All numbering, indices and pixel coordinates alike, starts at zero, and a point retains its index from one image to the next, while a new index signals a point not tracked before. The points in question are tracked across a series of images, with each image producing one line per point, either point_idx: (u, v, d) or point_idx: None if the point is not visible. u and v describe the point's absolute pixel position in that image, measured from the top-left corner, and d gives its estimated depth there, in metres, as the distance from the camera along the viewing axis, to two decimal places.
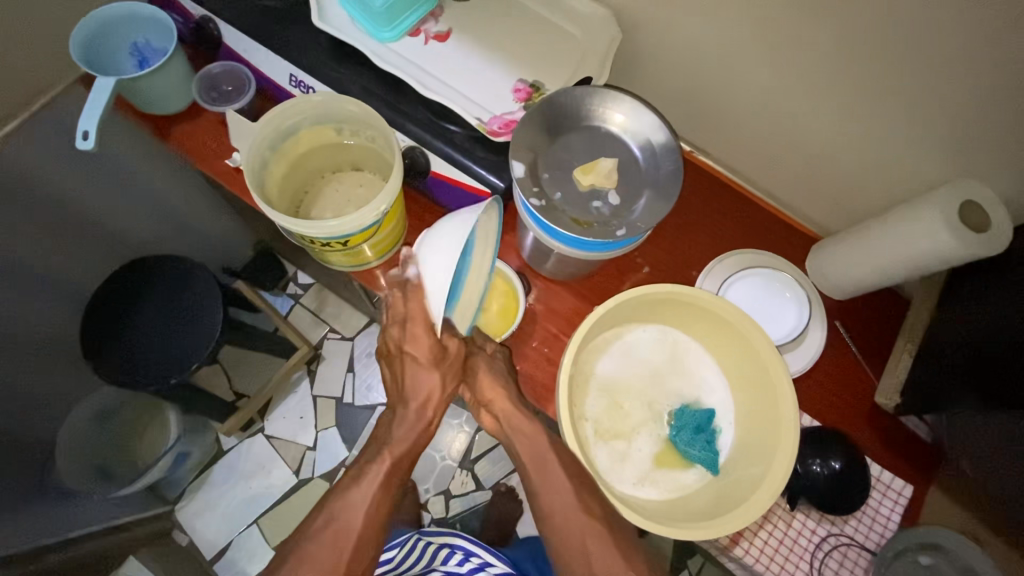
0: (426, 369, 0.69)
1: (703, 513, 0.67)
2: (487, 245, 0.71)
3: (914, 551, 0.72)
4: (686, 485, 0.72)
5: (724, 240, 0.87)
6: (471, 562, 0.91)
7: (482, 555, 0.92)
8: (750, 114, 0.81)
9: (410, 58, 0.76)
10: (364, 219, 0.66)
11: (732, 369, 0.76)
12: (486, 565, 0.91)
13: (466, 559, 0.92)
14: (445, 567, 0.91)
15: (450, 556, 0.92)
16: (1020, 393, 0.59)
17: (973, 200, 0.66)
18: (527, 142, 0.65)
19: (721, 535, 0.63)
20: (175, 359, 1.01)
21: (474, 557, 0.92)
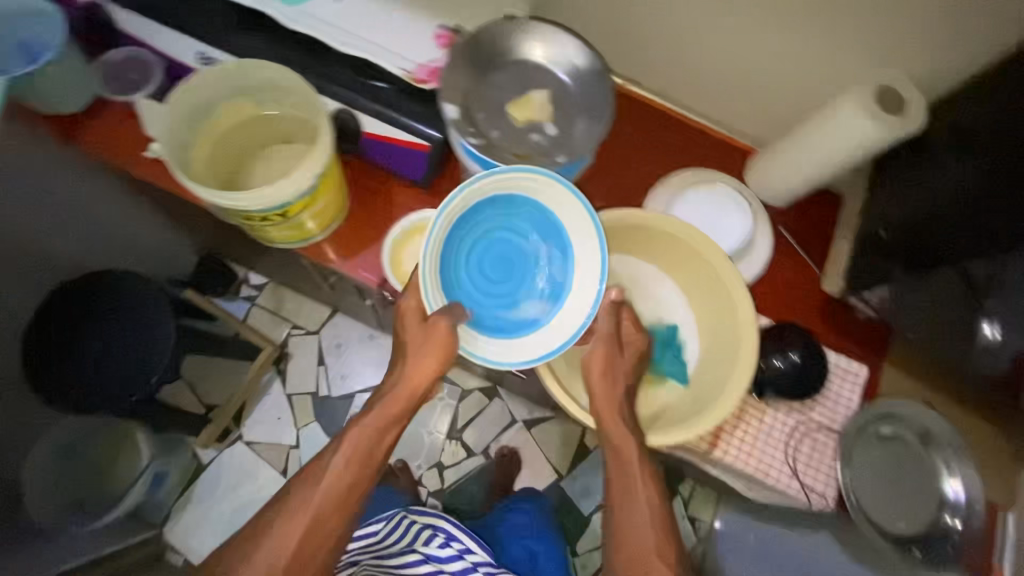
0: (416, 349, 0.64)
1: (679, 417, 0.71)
2: (585, 232, 0.64)
3: (876, 424, 0.78)
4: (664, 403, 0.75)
5: (666, 165, 0.89)
6: (454, 546, 0.89)
7: (464, 542, 0.89)
8: (673, 35, 0.82)
9: (319, 17, 0.73)
10: (299, 184, 0.64)
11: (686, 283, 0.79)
12: (466, 553, 0.89)
13: (448, 543, 0.89)
14: (426, 549, 0.87)
15: (432, 538, 0.89)
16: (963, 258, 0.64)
17: (889, 85, 0.69)
18: (457, 84, 0.64)
19: (691, 436, 0.67)
20: (131, 375, 0.97)
21: (456, 543, 0.89)
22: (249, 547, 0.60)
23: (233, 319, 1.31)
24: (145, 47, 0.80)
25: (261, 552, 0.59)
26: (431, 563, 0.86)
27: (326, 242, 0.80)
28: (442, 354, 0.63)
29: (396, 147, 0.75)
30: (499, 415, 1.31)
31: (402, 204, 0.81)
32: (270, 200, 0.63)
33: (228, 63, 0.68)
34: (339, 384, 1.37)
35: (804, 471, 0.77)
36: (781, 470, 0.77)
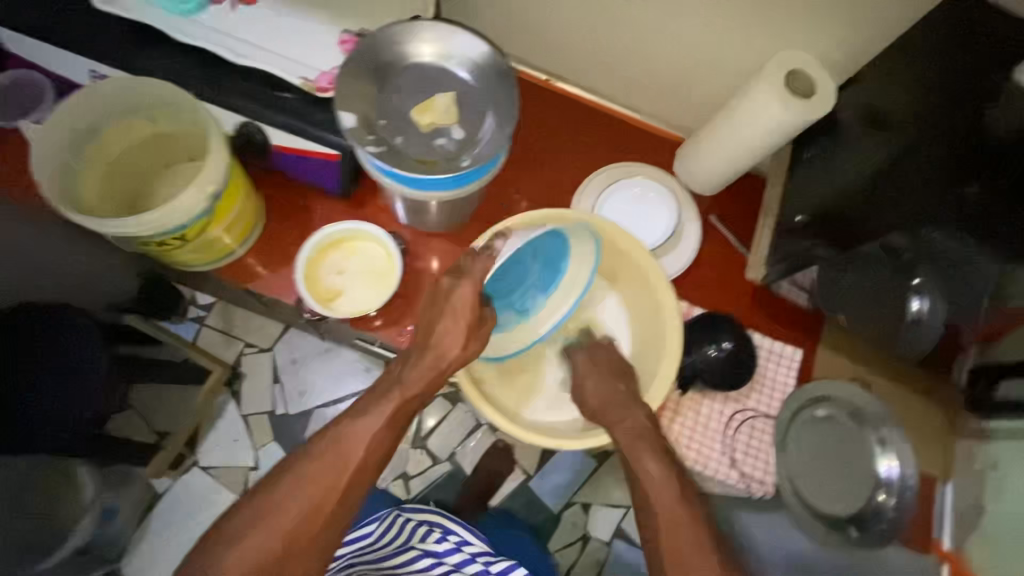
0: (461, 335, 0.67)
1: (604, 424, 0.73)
2: (556, 304, 0.69)
3: (809, 407, 0.79)
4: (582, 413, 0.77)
5: (594, 161, 0.89)
6: (449, 542, 0.88)
7: (461, 534, 0.88)
8: (591, 28, 0.80)
9: (215, 28, 0.69)
10: (191, 206, 0.61)
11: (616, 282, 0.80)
12: (462, 545, 0.87)
13: (443, 538, 0.88)
14: (423, 545, 0.87)
15: (428, 533, 0.88)
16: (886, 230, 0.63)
17: (797, 68, 0.68)
18: (353, 91, 0.62)
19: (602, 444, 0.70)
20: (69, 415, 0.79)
21: (452, 535, 0.88)
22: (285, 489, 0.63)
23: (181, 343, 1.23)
24: (37, 69, 0.75)
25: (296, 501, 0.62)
26: (430, 557, 0.87)
27: (250, 255, 0.79)
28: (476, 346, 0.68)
29: (309, 158, 0.73)
30: None
31: (321, 215, 0.80)
32: (161, 223, 0.60)
33: (110, 81, 0.65)
34: (297, 400, 1.33)
35: (742, 460, 0.77)
36: (720, 460, 0.77)
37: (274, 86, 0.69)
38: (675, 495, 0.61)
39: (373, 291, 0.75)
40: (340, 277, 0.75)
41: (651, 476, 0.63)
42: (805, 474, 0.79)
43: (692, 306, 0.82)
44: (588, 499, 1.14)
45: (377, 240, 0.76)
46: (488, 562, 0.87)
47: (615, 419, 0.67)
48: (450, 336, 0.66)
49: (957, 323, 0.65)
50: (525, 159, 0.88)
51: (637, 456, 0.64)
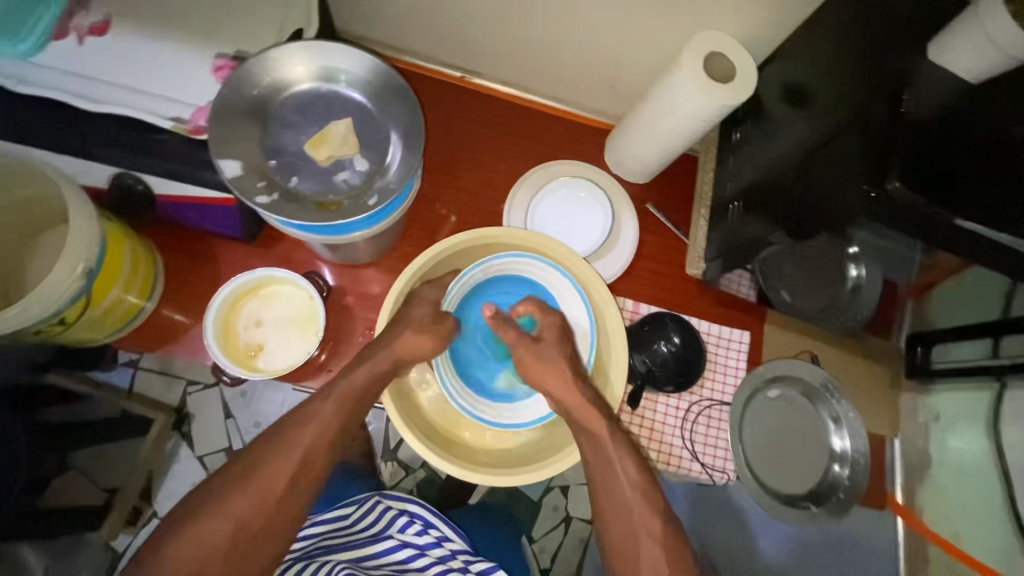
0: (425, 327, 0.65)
1: (541, 454, 0.70)
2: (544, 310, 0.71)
3: (764, 387, 0.80)
4: (520, 438, 0.73)
5: (520, 161, 0.84)
6: (431, 535, 0.76)
7: (442, 528, 0.76)
8: (501, 22, 0.73)
9: (61, 69, 0.58)
10: (65, 290, 0.54)
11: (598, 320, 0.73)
12: (445, 541, 0.75)
13: (425, 531, 0.76)
14: (403, 536, 0.75)
15: (407, 525, 0.76)
16: (813, 216, 0.57)
17: (717, 49, 0.64)
18: (233, 133, 0.55)
19: (513, 482, 0.66)
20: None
21: (434, 529, 0.76)
22: (237, 489, 0.55)
23: (118, 398, 0.98)
24: None
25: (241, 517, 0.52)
26: (411, 549, 0.75)
27: (163, 305, 0.72)
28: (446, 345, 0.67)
29: (205, 204, 0.66)
30: None
31: (230, 262, 0.74)
32: (24, 320, 0.52)
33: None
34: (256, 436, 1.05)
35: (703, 452, 0.77)
36: (681, 454, 0.77)
37: (145, 129, 0.60)
38: (645, 503, 0.60)
39: (300, 337, 0.70)
40: (259, 329, 0.70)
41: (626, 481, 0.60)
42: (762, 455, 0.80)
43: (639, 303, 0.80)
44: (566, 480, 0.99)
45: (293, 283, 0.71)
46: (470, 561, 0.74)
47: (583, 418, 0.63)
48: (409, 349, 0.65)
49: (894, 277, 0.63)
50: (448, 168, 0.82)
51: (611, 459, 0.61)
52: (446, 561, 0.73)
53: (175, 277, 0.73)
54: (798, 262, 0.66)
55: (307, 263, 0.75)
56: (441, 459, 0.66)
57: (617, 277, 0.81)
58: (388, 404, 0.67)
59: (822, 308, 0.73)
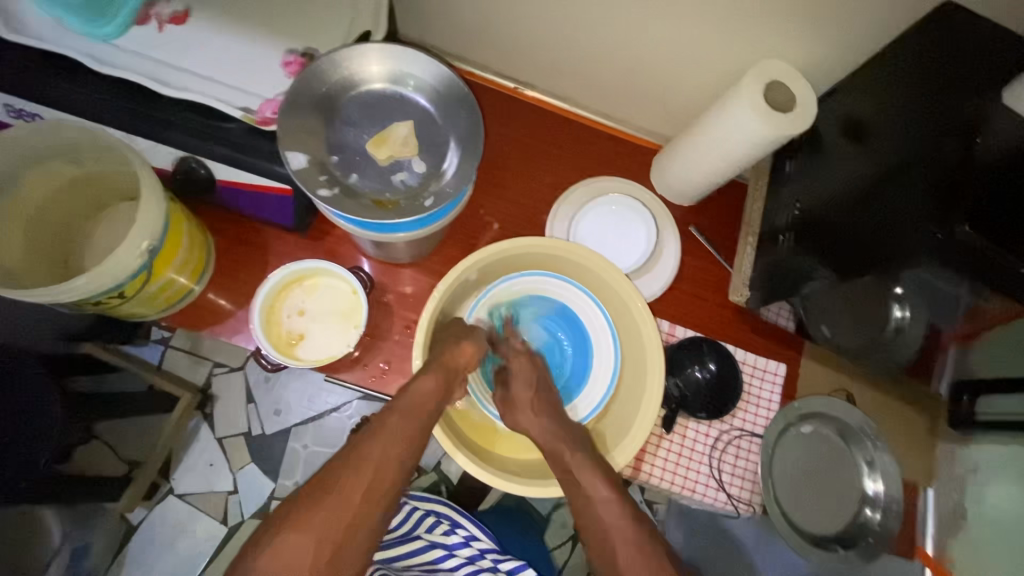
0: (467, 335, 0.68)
1: None
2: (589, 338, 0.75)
3: (797, 422, 0.79)
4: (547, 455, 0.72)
5: (567, 174, 0.84)
6: (459, 534, 0.79)
7: (468, 528, 0.80)
8: (562, 39, 0.75)
9: (141, 53, 0.62)
10: (128, 265, 0.56)
11: (614, 400, 0.75)
12: (472, 541, 0.79)
13: (453, 530, 0.79)
14: (430, 536, 0.79)
15: (436, 524, 0.79)
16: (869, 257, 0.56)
17: (778, 79, 0.64)
18: (301, 129, 0.57)
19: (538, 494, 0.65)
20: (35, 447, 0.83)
21: (461, 529, 0.80)
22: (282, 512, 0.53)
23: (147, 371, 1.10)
24: None
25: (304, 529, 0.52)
26: (439, 549, 0.78)
27: (210, 288, 0.74)
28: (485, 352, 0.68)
29: (262, 193, 0.67)
30: None
31: (279, 250, 0.75)
32: (89, 290, 0.54)
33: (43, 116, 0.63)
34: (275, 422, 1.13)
35: (729, 482, 0.76)
36: (707, 482, 0.76)
37: (213, 117, 0.62)
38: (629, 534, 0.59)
39: (340, 330, 0.71)
40: (301, 318, 0.71)
41: (597, 502, 0.60)
42: (789, 489, 0.79)
43: (676, 325, 0.80)
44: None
45: (337, 275, 0.72)
46: (498, 560, 0.79)
47: (553, 448, 0.64)
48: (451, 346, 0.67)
49: (937, 325, 0.59)
50: (495, 176, 0.83)
51: (585, 483, 0.61)
52: (475, 561, 0.78)
53: (226, 262, 0.74)
54: (845, 302, 0.66)
55: (352, 258, 0.76)
56: (477, 467, 0.65)
57: (655, 299, 0.80)
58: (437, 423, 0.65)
59: (860, 349, 0.71)
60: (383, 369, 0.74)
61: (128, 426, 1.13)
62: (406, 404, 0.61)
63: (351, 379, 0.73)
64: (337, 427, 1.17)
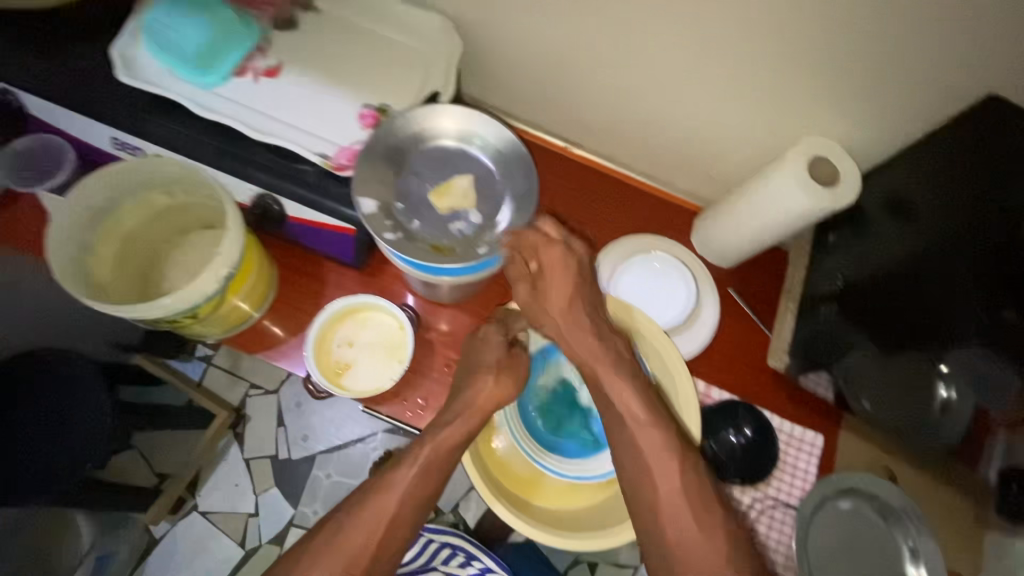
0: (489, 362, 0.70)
1: (599, 522, 0.69)
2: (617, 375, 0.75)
3: (834, 498, 0.76)
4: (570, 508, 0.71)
5: (609, 231, 0.88)
6: (472, 566, 0.88)
7: (483, 560, 0.88)
8: (609, 104, 0.80)
9: (235, 100, 0.70)
10: (205, 289, 0.61)
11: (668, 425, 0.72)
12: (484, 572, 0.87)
13: (467, 562, 0.88)
14: (446, 567, 0.88)
15: (451, 557, 0.88)
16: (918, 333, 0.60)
17: (823, 154, 0.67)
18: (373, 176, 0.63)
19: (564, 544, 0.67)
20: (78, 448, 0.91)
21: (475, 561, 0.88)
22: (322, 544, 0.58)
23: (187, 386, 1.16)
24: (53, 131, 0.75)
25: (332, 559, 0.57)
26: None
27: (268, 315, 0.78)
28: (511, 382, 0.69)
29: (326, 230, 0.72)
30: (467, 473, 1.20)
31: (334, 285, 0.79)
32: (170, 309, 0.59)
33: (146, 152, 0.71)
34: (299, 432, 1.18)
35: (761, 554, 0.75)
36: None
37: (293, 160, 0.69)
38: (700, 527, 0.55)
39: (386, 364, 0.74)
40: (350, 349, 0.74)
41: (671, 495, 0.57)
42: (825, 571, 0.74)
43: (711, 387, 0.80)
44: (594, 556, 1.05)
45: (387, 311, 0.76)
46: None
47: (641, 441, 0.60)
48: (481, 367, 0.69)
49: (986, 405, 0.58)
50: None
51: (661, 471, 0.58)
52: None
53: (286, 292, 0.79)
54: (885, 373, 0.66)
55: (400, 296, 0.80)
56: (509, 513, 0.68)
57: (692, 359, 0.81)
58: (474, 470, 0.69)
59: (896, 428, 0.69)
60: (421, 406, 0.75)
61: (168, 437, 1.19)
62: (437, 447, 0.65)
63: (393, 416, 0.75)
64: (362, 460, 1.21)
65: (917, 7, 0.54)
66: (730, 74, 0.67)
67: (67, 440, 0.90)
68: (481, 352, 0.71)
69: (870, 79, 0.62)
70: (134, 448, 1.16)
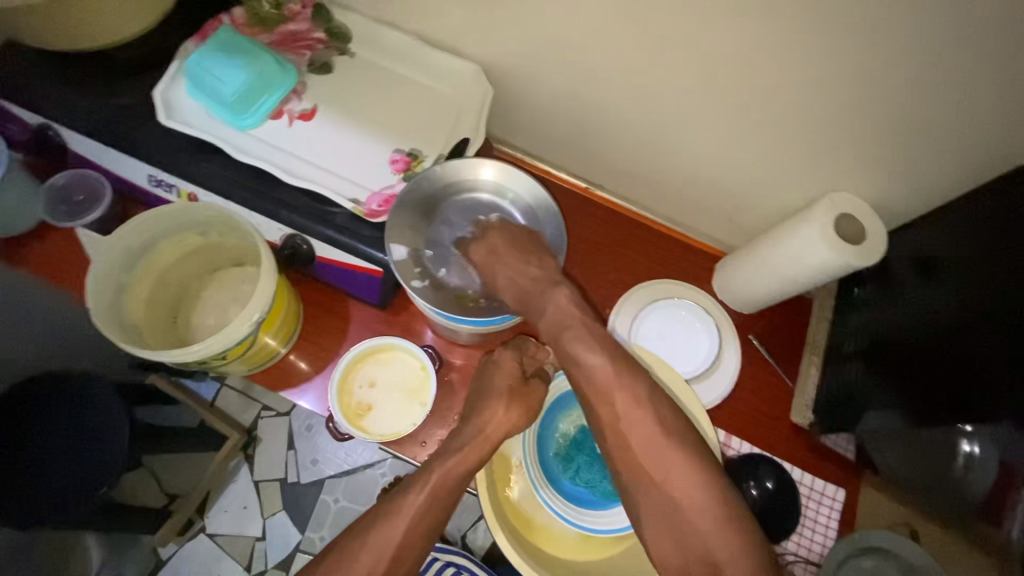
0: (504, 393, 0.68)
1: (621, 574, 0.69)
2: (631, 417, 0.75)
3: (857, 555, 0.74)
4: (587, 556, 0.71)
5: (631, 274, 0.88)
6: None
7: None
8: (636, 149, 0.81)
9: (271, 143, 0.72)
10: (237, 333, 0.62)
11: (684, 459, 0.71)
12: None
13: None
14: None
15: None
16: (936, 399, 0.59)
17: (849, 212, 0.67)
18: (408, 224, 0.66)
19: None
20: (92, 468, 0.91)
21: None
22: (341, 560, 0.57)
23: (199, 407, 1.16)
24: (93, 166, 0.78)
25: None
26: None
27: (292, 350, 0.79)
28: (522, 412, 0.68)
29: (354, 271, 0.73)
30: (474, 504, 1.19)
31: (358, 323, 0.80)
32: (203, 353, 0.60)
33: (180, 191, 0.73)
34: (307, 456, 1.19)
35: None
36: None
37: (325, 203, 0.70)
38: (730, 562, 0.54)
39: (407, 407, 0.75)
40: (373, 390, 0.75)
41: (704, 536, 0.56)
42: None
43: (731, 437, 0.79)
44: None
45: (410, 351, 0.76)
46: None
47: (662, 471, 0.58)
48: (496, 397, 0.68)
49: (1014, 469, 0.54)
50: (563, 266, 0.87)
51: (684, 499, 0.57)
52: None
53: (312, 328, 0.79)
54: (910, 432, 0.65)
55: (422, 336, 0.81)
56: (524, 560, 0.66)
57: (712, 408, 0.81)
58: (491, 511, 0.67)
59: (919, 487, 0.68)
60: None
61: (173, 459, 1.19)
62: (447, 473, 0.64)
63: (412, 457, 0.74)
64: (371, 488, 1.21)
65: (951, 82, 0.55)
66: (759, 129, 0.69)
67: (91, 462, 0.91)
68: (495, 377, 0.70)
69: (902, 139, 0.62)
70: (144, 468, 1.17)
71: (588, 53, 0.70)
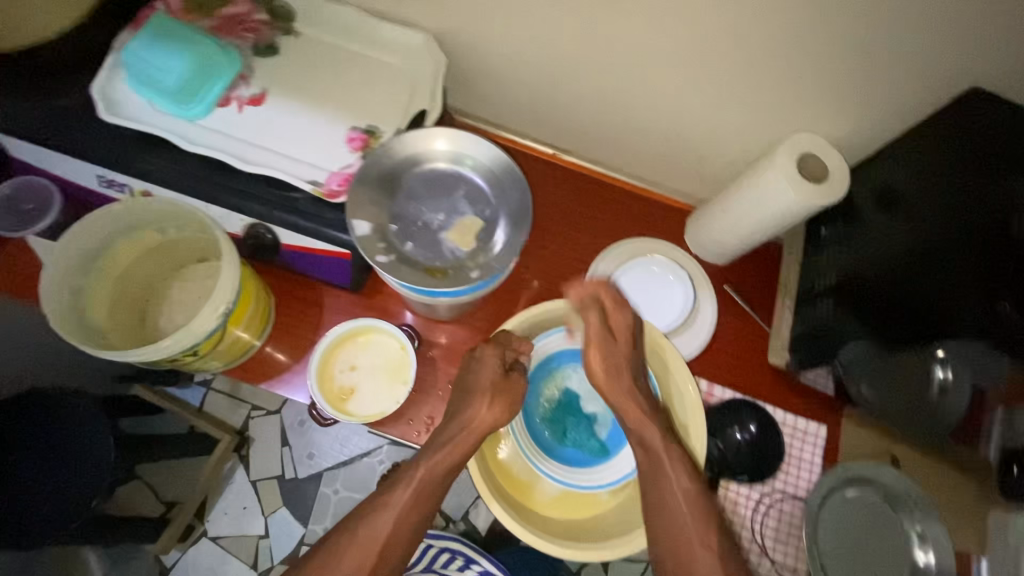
0: (487, 390, 0.68)
1: (610, 530, 0.71)
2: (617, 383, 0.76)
3: (842, 487, 0.76)
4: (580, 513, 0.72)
5: (604, 235, 0.88)
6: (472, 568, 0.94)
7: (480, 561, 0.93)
8: (598, 110, 0.80)
9: (221, 131, 0.69)
10: (203, 327, 0.61)
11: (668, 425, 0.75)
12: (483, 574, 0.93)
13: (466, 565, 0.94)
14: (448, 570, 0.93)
15: (450, 560, 0.94)
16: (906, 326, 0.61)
17: (810, 151, 0.67)
18: (368, 199, 0.65)
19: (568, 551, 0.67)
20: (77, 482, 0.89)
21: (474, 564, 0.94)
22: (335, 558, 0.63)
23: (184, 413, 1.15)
24: (37, 172, 0.75)
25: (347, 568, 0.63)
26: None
27: (269, 342, 0.78)
28: (505, 408, 0.68)
29: (322, 256, 0.71)
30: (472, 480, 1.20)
31: (332, 308, 0.79)
32: (170, 349, 0.59)
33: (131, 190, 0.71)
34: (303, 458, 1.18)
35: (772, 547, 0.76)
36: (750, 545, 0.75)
37: (284, 188, 0.68)
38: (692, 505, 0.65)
39: (389, 388, 0.74)
40: (353, 373, 0.74)
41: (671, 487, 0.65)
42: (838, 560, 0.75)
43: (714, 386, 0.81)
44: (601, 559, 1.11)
45: (387, 332, 0.76)
46: None
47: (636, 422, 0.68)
48: (478, 394, 0.68)
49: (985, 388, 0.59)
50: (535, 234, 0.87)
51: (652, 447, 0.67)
52: None
53: (286, 317, 0.78)
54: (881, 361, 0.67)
55: (400, 316, 0.80)
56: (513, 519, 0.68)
57: (693, 359, 0.82)
58: (478, 474, 0.69)
59: (891, 413, 0.71)
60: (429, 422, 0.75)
61: (163, 467, 1.19)
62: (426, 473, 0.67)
63: (401, 436, 0.74)
64: (368, 475, 1.21)
65: (896, 11, 0.55)
66: (715, 77, 0.68)
67: (76, 476, 0.90)
68: (478, 374, 0.69)
69: (855, 75, 0.62)
70: (138, 479, 1.17)
71: (538, 13, 0.68)
